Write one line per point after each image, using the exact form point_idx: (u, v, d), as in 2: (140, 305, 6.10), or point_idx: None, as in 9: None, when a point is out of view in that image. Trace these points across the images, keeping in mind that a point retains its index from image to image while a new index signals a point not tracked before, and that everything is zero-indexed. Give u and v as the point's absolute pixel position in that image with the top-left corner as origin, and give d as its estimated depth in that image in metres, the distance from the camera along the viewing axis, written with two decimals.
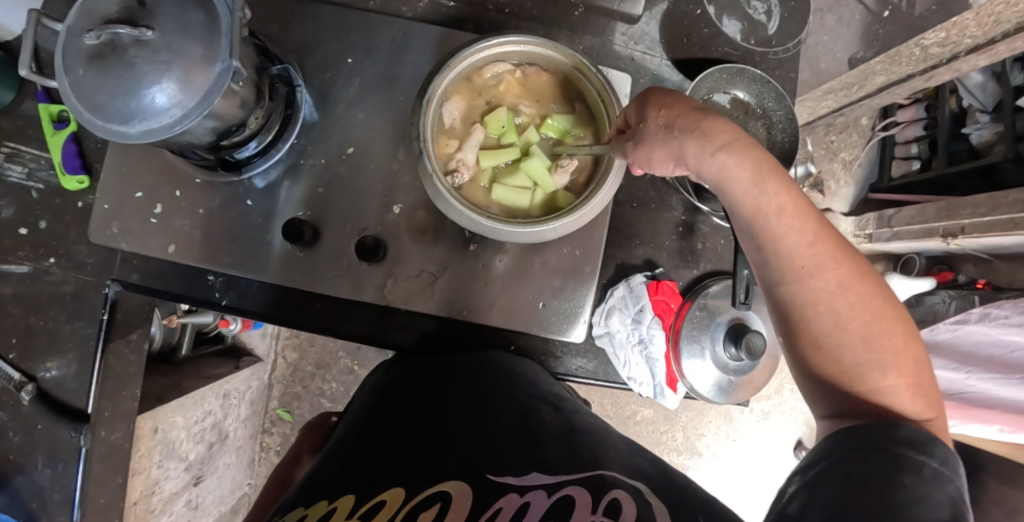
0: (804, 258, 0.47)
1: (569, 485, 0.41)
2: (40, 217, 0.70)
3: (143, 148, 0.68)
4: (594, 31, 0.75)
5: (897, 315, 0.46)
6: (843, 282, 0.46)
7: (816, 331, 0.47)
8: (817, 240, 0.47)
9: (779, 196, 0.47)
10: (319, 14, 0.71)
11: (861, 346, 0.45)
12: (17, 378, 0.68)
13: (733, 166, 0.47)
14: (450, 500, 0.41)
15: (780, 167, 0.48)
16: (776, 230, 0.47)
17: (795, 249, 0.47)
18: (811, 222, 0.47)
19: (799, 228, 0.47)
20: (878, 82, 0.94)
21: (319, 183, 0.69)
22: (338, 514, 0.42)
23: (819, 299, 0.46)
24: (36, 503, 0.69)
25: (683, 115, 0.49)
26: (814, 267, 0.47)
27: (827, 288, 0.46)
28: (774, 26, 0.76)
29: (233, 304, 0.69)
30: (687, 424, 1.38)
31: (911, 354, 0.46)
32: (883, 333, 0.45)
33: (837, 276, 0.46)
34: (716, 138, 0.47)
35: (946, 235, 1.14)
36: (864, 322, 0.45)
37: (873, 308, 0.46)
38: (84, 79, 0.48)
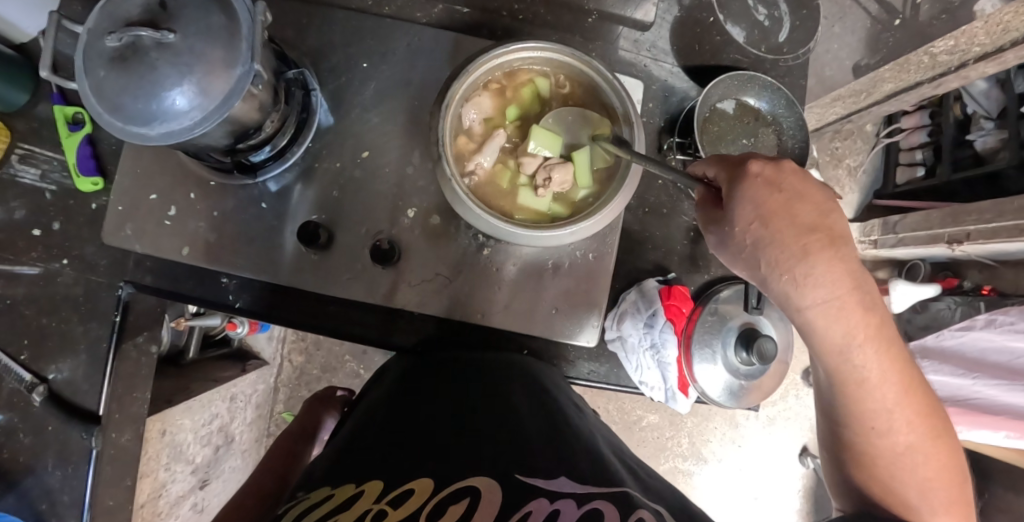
0: (885, 403, 0.48)
1: (596, 499, 0.40)
2: (53, 218, 0.71)
3: (158, 151, 0.68)
4: (606, 37, 0.75)
5: (950, 458, 0.50)
6: (912, 435, 0.49)
7: (871, 474, 0.51)
8: (902, 386, 0.47)
9: (879, 349, 0.46)
10: (335, 19, 0.71)
11: (920, 490, 0.49)
12: (28, 380, 0.68)
13: (822, 325, 0.44)
14: (478, 496, 0.41)
15: (880, 321, 0.45)
16: (866, 381, 0.47)
17: (873, 411, 0.48)
18: (903, 373, 0.47)
19: (883, 394, 0.47)
20: (886, 90, 0.95)
21: (333, 186, 0.69)
22: (367, 496, 0.42)
23: (884, 455, 0.49)
24: (46, 505, 0.68)
25: (777, 253, 0.44)
26: (885, 428, 0.48)
27: (894, 446, 0.49)
28: (783, 34, 0.77)
29: (247, 306, 0.69)
30: (692, 429, 1.38)
31: (953, 483, 0.51)
32: (936, 477, 0.49)
33: (905, 436, 0.49)
34: (810, 294, 0.43)
35: (951, 242, 1.15)
36: (921, 472, 0.49)
37: (931, 460, 0.49)
38: (105, 80, 0.48)
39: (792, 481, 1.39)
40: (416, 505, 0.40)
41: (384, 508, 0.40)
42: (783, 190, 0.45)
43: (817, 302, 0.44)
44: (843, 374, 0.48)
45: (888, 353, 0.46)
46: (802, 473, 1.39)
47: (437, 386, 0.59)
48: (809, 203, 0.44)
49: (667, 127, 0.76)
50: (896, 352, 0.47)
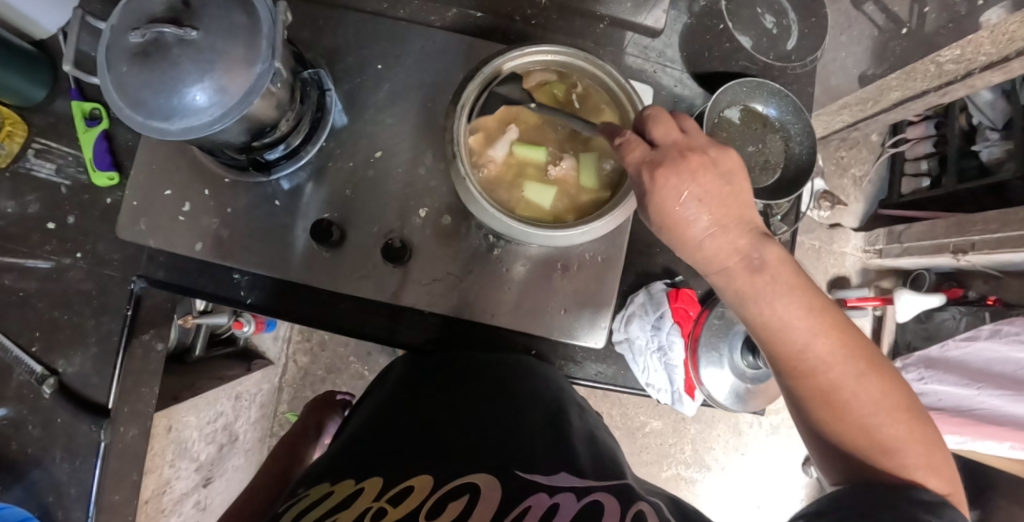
0: (794, 335, 0.47)
1: (597, 492, 0.41)
2: (68, 212, 0.71)
3: (173, 147, 0.69)
4: (618, 43, 0.76)
5: (892, 388, 0.47)
6: (841, 361, 0.46)
7: (827, 416, 0.47)
8: (808, 314, 0.47)
9: (767, 276, 0.48)
10: (350, 21, 0.72)
11: (882, 419, 0.45)
12: (39, 371, 0.68)
13: (705, 263, 0.50)
14: (479, 492, 0.41)
15: (773, 261, 0.48)
16: (767, 315, 0.48)
17: (791, 344, 0.47)
18: (809, 303, 0.48)
19: (794, 325, 0.47)
20: (893, 98, 0.95)
21: (346, 186, 0.70)
22: (367, 494, 0.42)
23: (818, 390, 0.47)
24: (54, 497, 0.68)
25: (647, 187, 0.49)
26: (810, 362, 0.47)
27: (825, 377, 0.47)
28: (791, 42, 0.78)
29: (258, 303, 0.70)
30: (695, 436, 1.38)
31: (912, 414, 0.46)
32: (880, 404, 0.46)
33: (834, 364, 0.47)
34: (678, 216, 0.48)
35: (956, 252, 1.15)
36: (863, 400, 0.46)
37: (870, 387, 0.46)
38: (127, 75, 0.49)
39: (796, 490, 1.38)
40: (417, 501, 0.41)
41: (384, 506, 0.40)
42: (675, 175, 0.47)
43: (699, 230, 0.48)
44: (746, 313, 0.50)
45: (786, 283, 0.48)
46: (805, 482, 1.38)
47: (441, 385, 0.59)
48: (694, 183, 0.47)
49: None
50: (787, 281, 0.48)
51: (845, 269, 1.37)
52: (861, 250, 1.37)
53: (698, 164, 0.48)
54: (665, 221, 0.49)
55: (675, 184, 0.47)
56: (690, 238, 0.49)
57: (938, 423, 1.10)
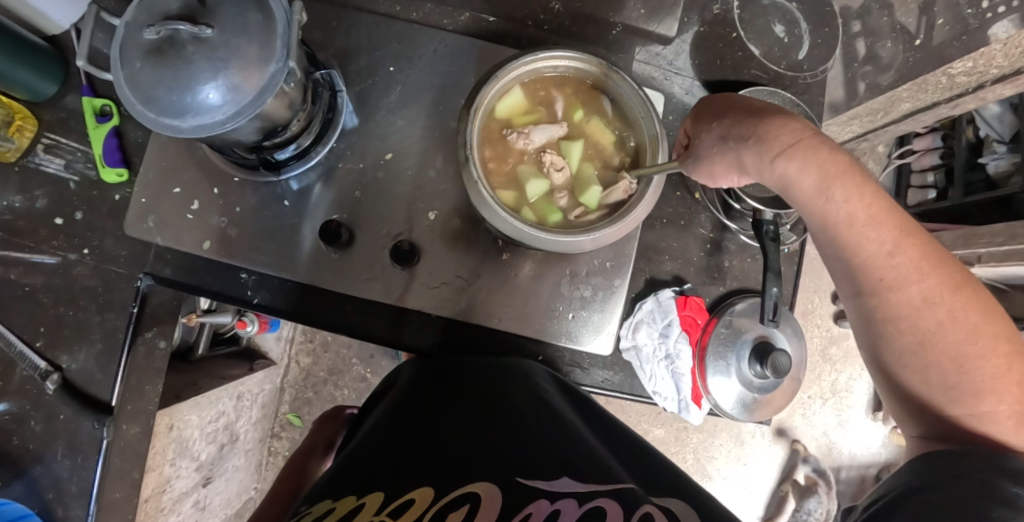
0: (876, 241, 0.46)
1: (598, 496, 0.41)
2: (76, 208, 0.71)
3: (183, 145, 0.69)
4: (628, 50, 0.76)
5: (991, 323, 0.44)
6: (927, 294, 0.45)
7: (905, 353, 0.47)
8: (892, 243, 0.46)
9: (855, 200, 0.47)
10: (363, 23, 0.72)
11: (952, 364, 0.44)
12: (42, 367, 0.68)
13: (793, 170, 0.49)
14: (478, 502, 0.41)
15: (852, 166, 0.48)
16: (848, 241, 0.48)
17: (872, 257, 0.47)
18: (897, 233, 0.46)
19: (876, 235, 0.46)
20: (903, 109, 0.95)
21: (355, 187, 0.70)
22: (368, 507, 0.42)
23: (901, 316, 0.46)
24: (52, 494, 0.68)
25: (739, 130, 0.53)
26: (893, 278, 0.46)
27: (910, 300, 0.45)
28: (802, 52, 0.77)
29: (265, 302, 0.70)
30: (697, 446, 1.37)
31: (1009, 357, 0.44)
32: (976, 341, 0.44)
33: (919, 288, 0.45)
34: (774, 145, 0.50)
35: (962, 264, 1.15)
36: (951, 335, 0.44)
37: (963, 319, 0.44)
38: (141, 72, 0.49)
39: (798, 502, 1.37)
40: (416, 515, 0.41)
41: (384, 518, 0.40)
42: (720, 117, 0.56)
43: (794, 166, 0.49)
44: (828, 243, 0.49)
45: (871, 204, 0.47)
46: None
47: (448, 388, 0.60)
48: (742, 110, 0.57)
49: None
50: (858, 179, 0.47)
51: None
52: None
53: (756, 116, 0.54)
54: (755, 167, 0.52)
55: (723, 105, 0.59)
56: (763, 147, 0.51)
57: None
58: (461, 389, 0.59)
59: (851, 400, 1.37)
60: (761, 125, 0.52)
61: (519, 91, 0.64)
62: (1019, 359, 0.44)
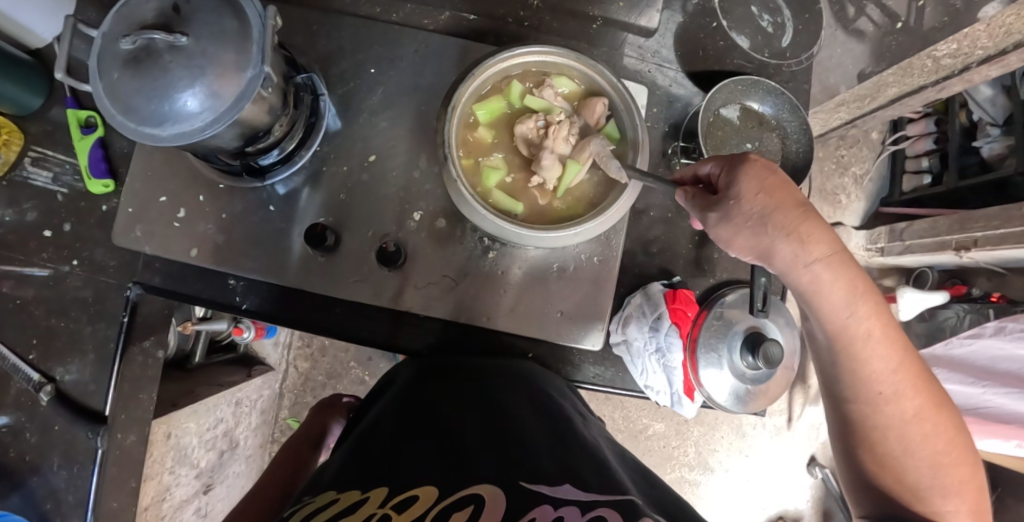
0: (879, 360, 0.47)
1: (599, 506, 0.39)
2: (64, 219, 0.72)
3: (168, 154, 0.69)
4: (612, 44, 0.76)
5: (956, 432, 0.50)
6: (920, 410, 0.48)
7: (881, 449, 0.51)
8: (897, 361, 0.48)
9: (875, 322, 0.47)
10: (344, 25, 0.72)
11: (926, 469, 0.49)
12: (36, 380, 0.68)
13: (827, 281, 0.45)
14: (483, 503, 0.40)
15: (870, 286, 0.47)
16: (866, 360, 0.47)
17: (877, 373, 0.48)
18: (902, 350, 0.48)
19: (886, 354, 0.47)
20: (891, 95, 0.95)
21: (341, 190, 0.70)
22: (372, 501, 0.42)
23: (890, 425, 0.49)
24: (50, 505, 0.68)
25: (782, 217, 0.44)
26: (893, 393, 0.48)
27: (903, 415, 0.48)
28: (786, 40, 0.77)
29: (254, 308, 0.70)
30: (698, 439, 1.37)
31: (965, 456, 0.51)
32: (945, 449, 0.49)
33: (914, 404, 0.48)
34: (814, 248, 0.44)
35: (958, 249, 1.14)
36: (929, 447, 0.49)
37: (938, 431, 0.49)
38: (119, 82, 0.49)
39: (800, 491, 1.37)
40: (420, 511, 0.40)
41: (387, 513, 0.40)
42: (758, 186, 0.45)
43: (836, 287, 0.45)
44: (844, 359, 0.48)
45: (882, 323, 0.48)
46: (810, 483, 1.37)
47: (448, 392, 0.59)
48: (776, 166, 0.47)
49: (671, 133, 0.76)
50: (873, 295, 0.47)
51: None
52: (863, 248, 1.37)
53: (790, 193, 0.46)
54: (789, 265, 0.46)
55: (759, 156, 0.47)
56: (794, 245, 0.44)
57: None
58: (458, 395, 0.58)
59: None
60: (809, 220, 0.44)
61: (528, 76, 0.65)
62: (970, 465, 0.51)
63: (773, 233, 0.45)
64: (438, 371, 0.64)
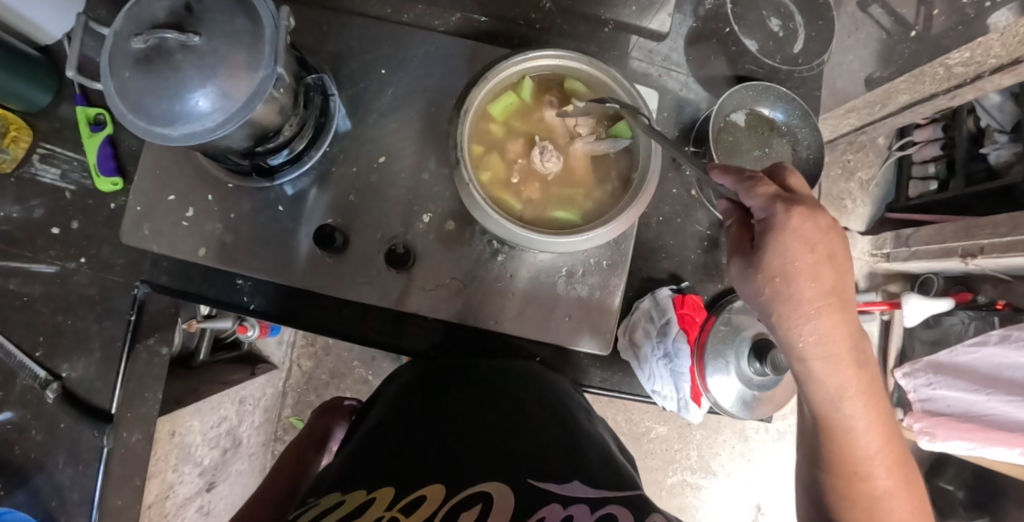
0: (860, 440, 0.46)
1: (608, 504, 0.40)
2: (72, 217, 0.71)
3: (177, 153, 0.69)
4: (622, 47, 0.76)
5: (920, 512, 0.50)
6: (892, 491, 0.48)
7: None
8: (881, 448, 0.47)
9: (869, 413, 0.46)
10: (354, 26, 0.72)
11: None
12: (42, 377, 0.68)
13: (823, 371, 0.44)
14: (491, 501, 0.41)
15: (867, 373, 0.45)
16: (853, 445, 0.47)
17: (856, 452, 0.47)
18: (887, 437, 0.48)
19: (869, 436, 0.46)
20: (901, 101, 0.94)
21: (349, 191, 0.70)
22: (379, 503, 0.42)
23: (864, 503, 0.48)
24: (55, 502, 0.68)
25: (790, 305, 0.43)
26: (867, 473, 0.47)
27: (876, 493, 0.48)
28: (798, 46, 0.77)
29: (261, 308, 0.70)
30: (701, 442, 1.37)
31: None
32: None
33: (886, 484, 0.48)
34: (814, 340, 0.43)
35: (965, 255, 1.13)
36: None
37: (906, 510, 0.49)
38: (130, 81, 0.49)
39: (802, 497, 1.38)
40: (429, 511, 0.41)
41: (396, 515, 0.40)
42: (790, 267, 0.43)
43: (840, 379, 0.45)
44: (834, 446, 0.48)
45: (871, 407, 0.46)
46: None
47: (453, 388, 0.59)
48: (829, 243, 0.42)
49: (681, 137, 0.75)
50: (868, 380, 0.45)
51: (853, 273, 1.38)
52: (868, 254, 1.37)
53: (829, 283, 0.43)
54: (790, 344, 0.45)
55: (809, 230, 0.42)
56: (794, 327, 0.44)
57: (952, 431, 1.11)
58: (467, 390, 0.59)
59: None
60: (824, 312, 0.43)
61: (542, 79, 0.64)
62: None
63: (781, 317, 0.44)
64: (445, 368, 0.65)
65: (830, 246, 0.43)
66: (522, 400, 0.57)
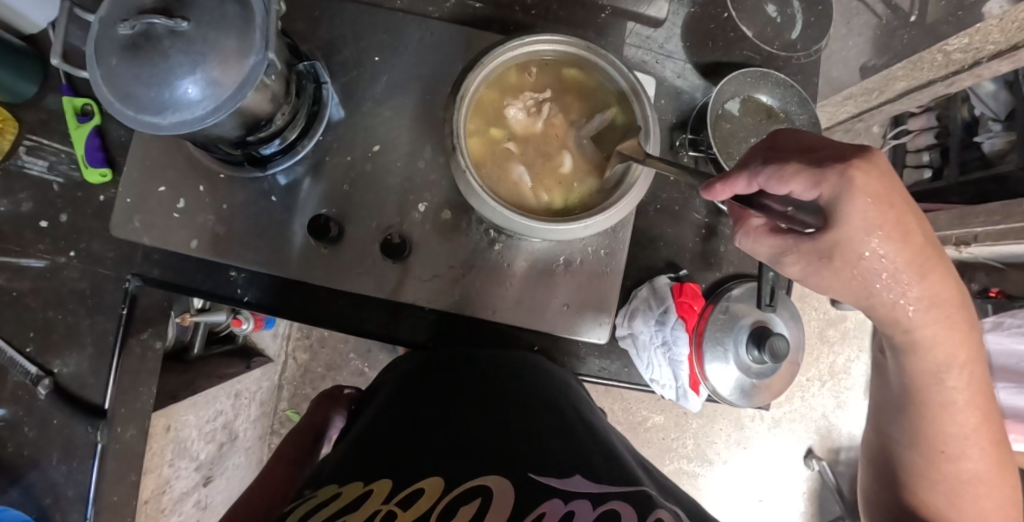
0: (946, 380, 0.51)
1: (610, 500, 0.40)
2: (61, 210, 0.70)
3: (167, 143, 0.68)
4: (618, 33, 0.75)
5: (995, 457, 0.54)
6: (971, 435, 0.52)
7: (927, 467, 0.55)
8: (986, 470, 0.53)
9: (976, 431, 0.52)
10: (347, 13, 0.71)
11: (966, 477, 0.53)
12: (34, 373, 0.67)
13: (936, 307, 0.47)
14: (491, 496, 0.41)
15: (960, 320, 0.48)
16: (946, 462, 0.53)
17: (942, 392, 0.51)
18: (972, 463, 0.53)
19: (957, 375, 0.51)
20: (897, 89, 0.94)
21: (344, 180, 0.68)
22: (376, 496, 0.42)
23: (944, 447, 0.53)
24: (49, 499, 0.67)
25: (879, 216, 0.42)
26: (950, 414, 0.52)
27: (959, 433, 0.52)
28: (796, 32, 0.76)
29: (255, 300, 0.69)
30: (697, 431, 1.38)
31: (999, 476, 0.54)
32: (979, 473, 0.53)
33: (964, 425, 0.52)
34: (892, 258, 0.44)
35: (958, 244, 1.17)
36: (965, 465, 0.53)
37: (976, 458, 0.53)
38: (117, 68, 0.48)
39: (798, 484, 1.41)
40: (427, 505, 0.40)
41: (392, 510, 0.40)
42: (849, 231, 0.42)
43: (953, 381, 0.51)
44: (923, 459, 0.54)
45: (963, 356, 0.50)
46: (808, 475, 1.41)
47: (454, 380, 0.59)
48: (880, 202, 0.41)
49: (678, 125, 0.75)
50: (959, 326, 0.49)
51: None
52: None
53: (948, 302, 0.47)
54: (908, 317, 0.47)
55: (869, 179, 0.41)
56: (862, 249, 0.43)
57: None
58: (461, 384, 0.58)
59: (848, 382, 1.41)
60: (926, 263, 0.45)
61: (538, 68, 0.63)
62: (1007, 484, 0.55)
63: (866, 238, 0.42)
64: (445, 358, 0.64)
65: (891, 197, 0.42)
66: (519, 395, 0.56)
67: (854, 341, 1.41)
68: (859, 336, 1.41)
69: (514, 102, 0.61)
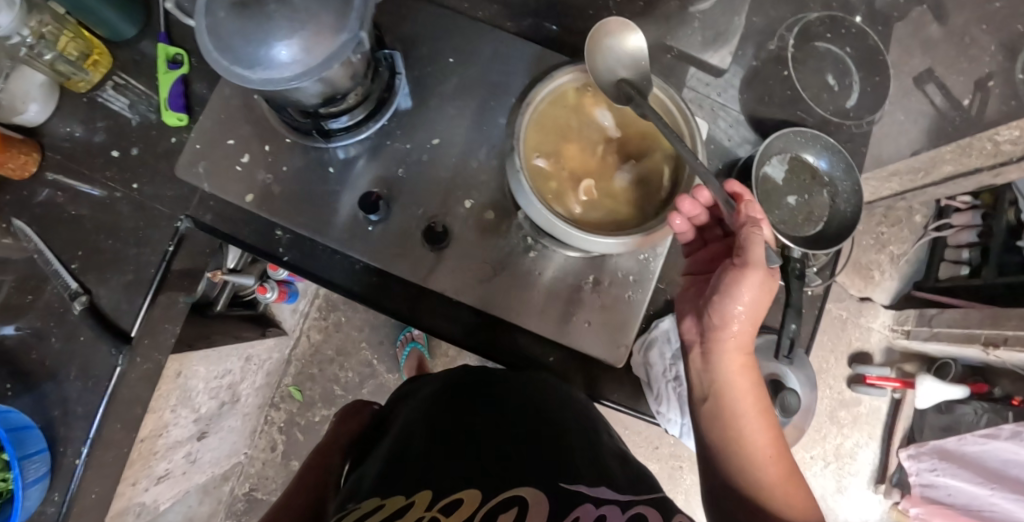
0: (712, 355, 0.56)
1: (637, 505, 0.42)
2: (133, 144, 0.75)
3: (244, 101, 0.72)
4: (681, 75, 0.77)
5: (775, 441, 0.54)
6: (749, 410, 0.55)
7: (746, 452, 0.54)
8: (785, 483, 0.52)
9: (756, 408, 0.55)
10: (432, 14, 0.76)
11: (761, 456, 0.53)
12: (73, 288, 0.70)
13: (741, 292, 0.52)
14: (527, 505, 0.40)
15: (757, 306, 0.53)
16: (747, 441, 0.54)
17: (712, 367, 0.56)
18: (791, 477, 0.53)
19: (722, 355, 0.55)
20: (948, 172, 0.98)
21: (399, 165, 0.72)
22: (418, 506, 0.42)
23: (732, 419, 0.55)
24: (57, 412, 0.69)
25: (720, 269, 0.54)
26: (734, 390, 0.55)
27: (749, 406, 0.55)
28: (852, 101, 0.80)
29: (294, 261, 0.73)
30: (690, 488, 1.35)
31: (779, 457, 0.54)
32: (762, 455, 0.53)
33: (753, 399, 0.55)
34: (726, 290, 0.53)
35: (986, 344, 1.14)
36: (757, 440, 0.54)
37: (764, 438, 0.54)
38: (223, 21, 0.52)
39: None
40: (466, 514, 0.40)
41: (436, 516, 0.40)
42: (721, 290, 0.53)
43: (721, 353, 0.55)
44: (753, 477, 0.53)
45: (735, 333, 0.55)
46: None
47: (443, 397, 0.59)
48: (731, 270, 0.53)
49: (724, 171, 0.76)
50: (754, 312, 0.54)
51: (870, 345, 1.40)
52: (890, 329, 1.40)
53: (749, 328, 0.55)
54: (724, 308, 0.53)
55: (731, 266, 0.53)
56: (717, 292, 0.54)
57: None
58: (477, 398, 0.58)
59: (855, 467, 1.38)
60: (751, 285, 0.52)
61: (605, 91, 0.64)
62: (791, 477, 0.53)
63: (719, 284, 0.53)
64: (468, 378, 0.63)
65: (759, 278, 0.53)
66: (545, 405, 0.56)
67: (866, 427, 1.39)
68: (870, 423, 1.39)
69: (575, 123, 0.63)
